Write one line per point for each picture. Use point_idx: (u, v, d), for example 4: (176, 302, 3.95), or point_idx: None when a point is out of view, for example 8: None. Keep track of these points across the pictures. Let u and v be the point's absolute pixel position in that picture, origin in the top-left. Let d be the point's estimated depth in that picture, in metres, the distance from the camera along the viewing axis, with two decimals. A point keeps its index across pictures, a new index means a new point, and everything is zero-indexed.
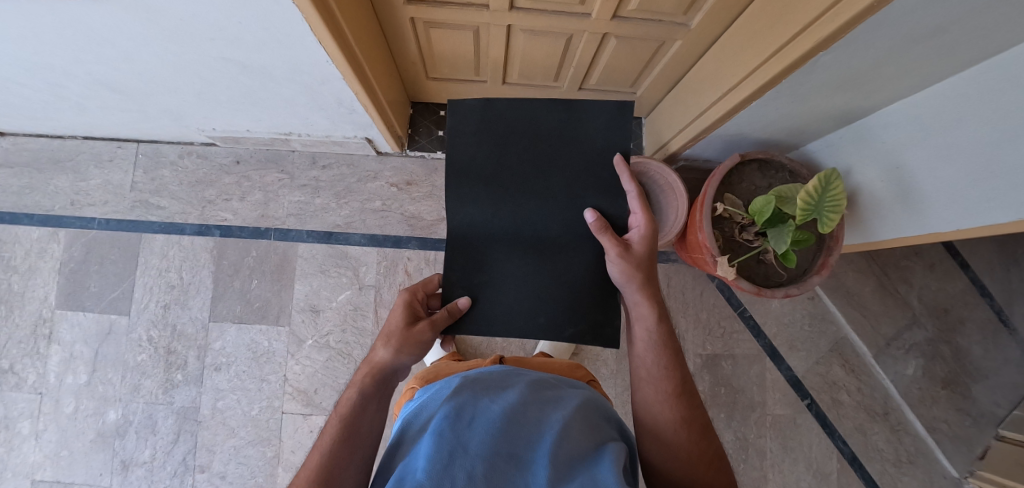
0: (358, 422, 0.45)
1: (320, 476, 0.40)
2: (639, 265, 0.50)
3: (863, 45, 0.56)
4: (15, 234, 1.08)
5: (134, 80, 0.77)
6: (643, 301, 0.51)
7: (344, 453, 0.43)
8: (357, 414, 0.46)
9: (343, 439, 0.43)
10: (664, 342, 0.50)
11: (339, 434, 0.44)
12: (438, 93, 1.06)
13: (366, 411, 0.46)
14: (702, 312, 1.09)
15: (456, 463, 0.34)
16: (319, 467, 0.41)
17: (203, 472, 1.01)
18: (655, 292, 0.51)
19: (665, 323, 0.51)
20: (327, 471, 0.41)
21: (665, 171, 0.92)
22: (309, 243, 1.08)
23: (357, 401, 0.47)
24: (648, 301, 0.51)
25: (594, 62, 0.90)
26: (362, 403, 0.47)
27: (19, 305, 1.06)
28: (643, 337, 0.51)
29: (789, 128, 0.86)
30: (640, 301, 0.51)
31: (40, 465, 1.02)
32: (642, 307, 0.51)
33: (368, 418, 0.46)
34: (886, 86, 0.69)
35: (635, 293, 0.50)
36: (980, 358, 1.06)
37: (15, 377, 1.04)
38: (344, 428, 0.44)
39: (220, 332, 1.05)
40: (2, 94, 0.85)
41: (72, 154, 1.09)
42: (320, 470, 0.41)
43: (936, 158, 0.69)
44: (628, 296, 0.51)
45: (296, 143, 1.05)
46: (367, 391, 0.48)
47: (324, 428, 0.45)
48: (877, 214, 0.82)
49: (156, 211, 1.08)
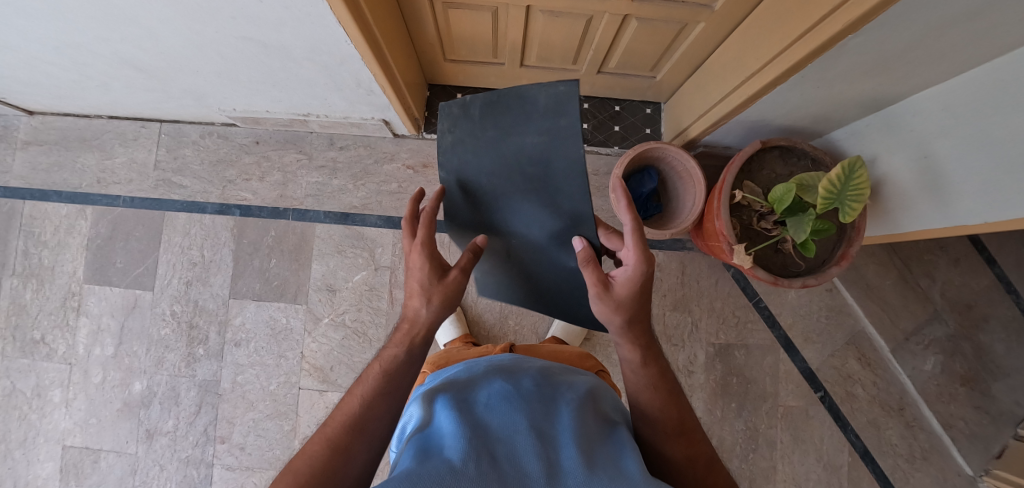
0: (395, 378, 0.46)
1: (354, 423, 0.42)
2: (616, 305, 0.47)
3: (891, 29, 0.54)
4: (44, 210, 1.11)
5: (158, 60, 0.78)
6: (625, 344, 0.48)
7: (379, 405, 0.44)
8: (398, 367, 0.47)
9: (382, 392, 0.45)
10: (656, 381, 0.47)
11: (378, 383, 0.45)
12: (455, 74, 1.05)
13: (405, 365, 0.48)
14: (716, 301, 1.08)
15: (483, 440, 0.33)
16: (355, 414, 0.42)
17: (223, 443, 1.04)
18: (638, 339, 0.48)
19: (654, 365, 0.48)
20: (360, 419, 0.42)
21: (684, 158, 0.90)
22: (326, 224, 1.09)
23: (400, 356, 0.48)
24: (631, 343, 0.48)
25: (613, 45, 0.88)
26: (403, 358, 0.48)
27: (49, 278, 1.10)
28: (632, 379, 0.48)
29: (812, 114, 0.84)
30: (622, 343, 0.48)
31: (71, 431, 1.07)
32: (625, 348, 0.48)
33: (404, 371, 0.48)
34: (919, 71, 0.65)
35: (617, 332, 0.48)
36: (1002, 357, 1.04)
37: (47, 347, 1.09)
38: (381, 380, 0.46)
39: (240, 308, 1.08)
40: (31, 73, 0.87)
41: (98, 133, 1.12)
42: (356, 417, 0.42)
43: (969, 149, 0.66)
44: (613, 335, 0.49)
45: (314, 124, 1.06)
46: (407, 344, 0.50)
47: (364, 376, 0.47)
48: (903, 204, 0.79)
49: (178, 190, 1.11)
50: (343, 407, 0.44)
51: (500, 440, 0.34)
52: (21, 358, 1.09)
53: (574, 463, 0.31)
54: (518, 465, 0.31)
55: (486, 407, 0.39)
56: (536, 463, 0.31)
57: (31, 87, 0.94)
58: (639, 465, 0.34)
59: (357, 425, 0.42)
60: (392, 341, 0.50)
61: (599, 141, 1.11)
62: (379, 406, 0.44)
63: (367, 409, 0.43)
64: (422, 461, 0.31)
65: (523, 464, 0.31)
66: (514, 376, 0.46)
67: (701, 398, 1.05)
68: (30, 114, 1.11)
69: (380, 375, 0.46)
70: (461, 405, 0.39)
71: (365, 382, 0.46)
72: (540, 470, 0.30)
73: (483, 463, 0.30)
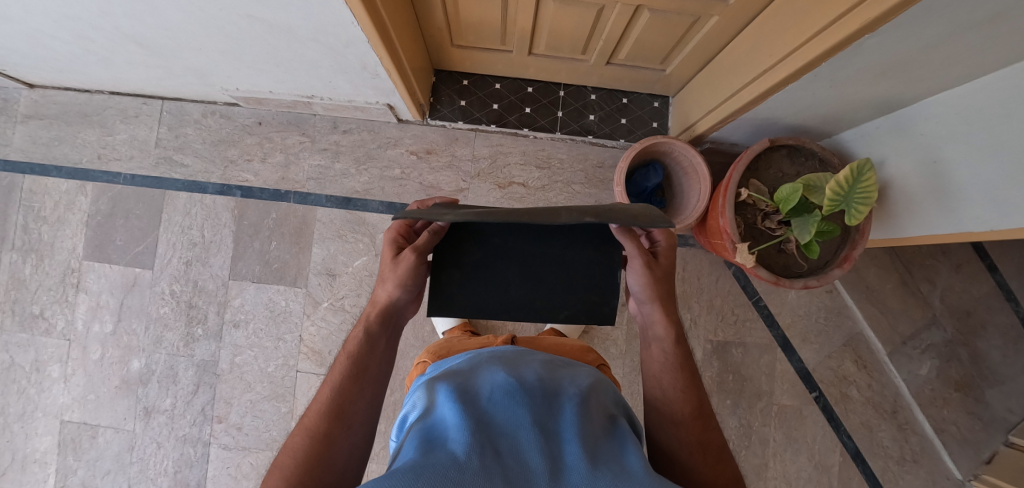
0: (363, 363, 0.47)
1: (331, 411, 0.44)
2: (657, 281, 0.51)
3: (910, 31, 0.53)
4: (44, 185, 1.10)
5: (162, 37, 0.77)
6: (660, 321, 0.52)
7: (350, 391, 0.45)
8: (366, 352, 0.48)
9: (352, 377, 0.46)
10: (681, 363, 0.50)
11: (348, 369, 0.46)
12: (462, 61, 1.04)
13: (372, 347, 0.49)
14: (716, 297, 1.08)
15: (487, 435, 0.33)
16: (330, 402, 0.44)
17: (220, 423, 1.05)
18: (672, 312, 0.52)
19: (682, 344, 0.52)
20: (336, 407, 0.44)
21: (690, 154, 0.88)
22: (328, 208, 1.09)
23: (364, 339, 0.49)
24: (665, 320, 0.52)
25: (624, 36, 0.87)
26: (370, 340, 0.49)
27: (49, 254, 1.10)
28: (659, 357, 0.51)
29: (822, 115, 0.84)
30: (658, 319, 0.52)
31: (69, 407, 1.08)
32: (659, 325, 0.52)
33: (369, 354, 0.48)
34: (935, 73, 0.64)
35: (653, 308, 0.52)
36: (998, 364, 1.04)
37: (46, 322, 1.09)
38: (350, 365, 0.47)
39: (240, 290, 1.08)
40: (33, 45, 0.86)
41: (99, 109, 1.10)
42: (331, 406, 0.44)
43: (978, 155, 0.66)
44: (647, 315, 0.53)
45: (317, 106, 1.05)
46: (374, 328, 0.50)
47: (334, 365, 0.47)
48: (908, 207, 0.79)
49: (180, 169, 1.10)
50: (317, 397, 0.45)
51: (504, 436, 0.34)
52: (20, 332, 1.09)
53: (577, 458, 0.31)
54: (520, 460, 0.31)
55: (490, 401, 0.39)
56: (538, 457, 0.31)
57: (31, 60, 0.93)
58: (641, 459, 0.33)
59: (332, 415, 0.43)
60: (358, 323, 0.51)
61: (606, 133, 1.10)
62: (351, 392, 0.45)
63: (340, 397, 0.45)
64: (426, 454, 0.30)
65: (527, 460, 0.31)
66: (515, 369, 0.46)
67: None
68: (31, 87, 1.10)
69: (349, 360, 0.47)
70: (464, 397, 0.39)
71: (336, 369, 0.47)
72: (543, 464, 0.30)
73: (486, 457, 0.29)
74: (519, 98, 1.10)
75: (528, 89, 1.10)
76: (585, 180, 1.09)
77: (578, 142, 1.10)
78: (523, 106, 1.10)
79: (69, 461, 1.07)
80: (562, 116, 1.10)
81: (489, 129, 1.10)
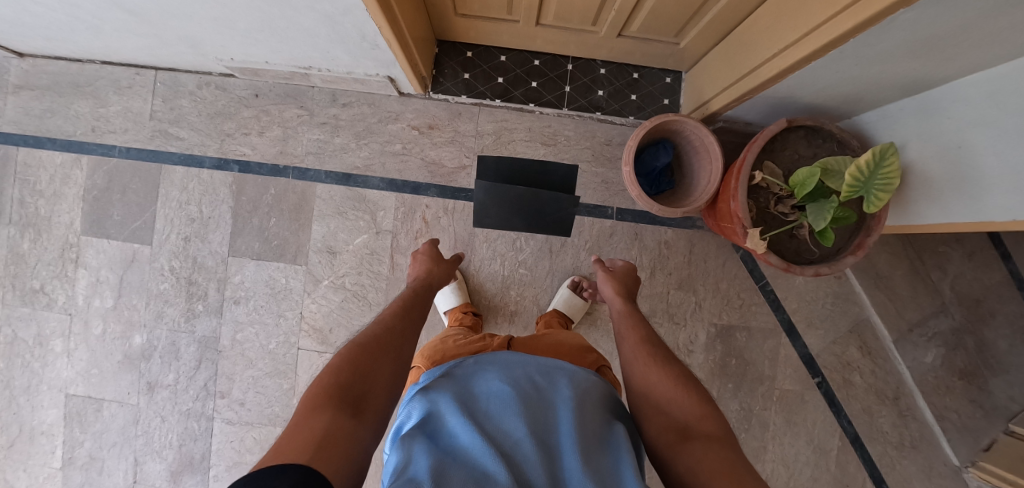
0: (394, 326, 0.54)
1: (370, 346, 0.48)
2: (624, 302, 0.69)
3: (945, 6, 0.50)
4: (39, 158, 1.08)
5: (151, 4, 0.73)
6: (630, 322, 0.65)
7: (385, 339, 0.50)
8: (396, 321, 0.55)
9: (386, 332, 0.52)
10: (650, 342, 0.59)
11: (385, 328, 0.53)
12: (466, 31, 0.99)
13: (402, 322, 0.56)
14: (722, 281, 1.07)
15: (492, 450, 0.32)
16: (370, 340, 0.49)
17: (223, 398, 1.06)
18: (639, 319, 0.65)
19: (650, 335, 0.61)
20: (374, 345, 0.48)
21: (702, 133, 0.84)
22: (327, 184, 1.06)
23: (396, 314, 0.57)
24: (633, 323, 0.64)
25: (637, 7, 0.82)
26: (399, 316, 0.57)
27: (46, 229, 1.08)
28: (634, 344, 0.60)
29: (844, 94, 0.80)
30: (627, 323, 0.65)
31: (73, 380, 1.08)
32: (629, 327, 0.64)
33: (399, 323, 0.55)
34: (973, 53, 0.60)
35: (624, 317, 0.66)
36: (1004, 353, 1.03)
37: (47, 297, 1.09)
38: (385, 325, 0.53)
39: (239, 267, 1.06)
40: (17, 11, 0.82)
41: (92, 79, 1.07)
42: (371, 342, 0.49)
43: (999, 142, 0.63)
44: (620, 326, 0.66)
45: (315, 78, 1.01)
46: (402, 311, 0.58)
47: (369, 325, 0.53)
48: (926, 193, 0.76)
49: (175, 142, 1.07)
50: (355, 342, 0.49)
51: (506, 451, 0.33)
52: (22, 306, 1.09)
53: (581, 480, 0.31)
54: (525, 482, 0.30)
55: (487, 410, 0.38)
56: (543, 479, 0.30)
57: (17, 27, 0.89)
58: (636, 473, 0.34)
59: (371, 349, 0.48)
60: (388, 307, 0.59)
61: (614, 110, 1.06)
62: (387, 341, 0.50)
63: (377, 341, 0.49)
64: (435, 469, 0.29)
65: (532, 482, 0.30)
66: (509, 371, 0.45)
67: (698, 377, 1.06)
68: (20, 56, 1.06)
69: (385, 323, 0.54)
70: (463, 407, 0.38)
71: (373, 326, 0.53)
72: None
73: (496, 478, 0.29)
74: (525, 71, 1.06)
75: (534, 61, 1.06)
76: (591, 158, 1.06)
77: (586, 118, 1.07)
78: (530, 80, 1.06)
79: (76, 433, 1.08)
80: (570, 90, 1.06)
81: (493, 105, 1.06)
